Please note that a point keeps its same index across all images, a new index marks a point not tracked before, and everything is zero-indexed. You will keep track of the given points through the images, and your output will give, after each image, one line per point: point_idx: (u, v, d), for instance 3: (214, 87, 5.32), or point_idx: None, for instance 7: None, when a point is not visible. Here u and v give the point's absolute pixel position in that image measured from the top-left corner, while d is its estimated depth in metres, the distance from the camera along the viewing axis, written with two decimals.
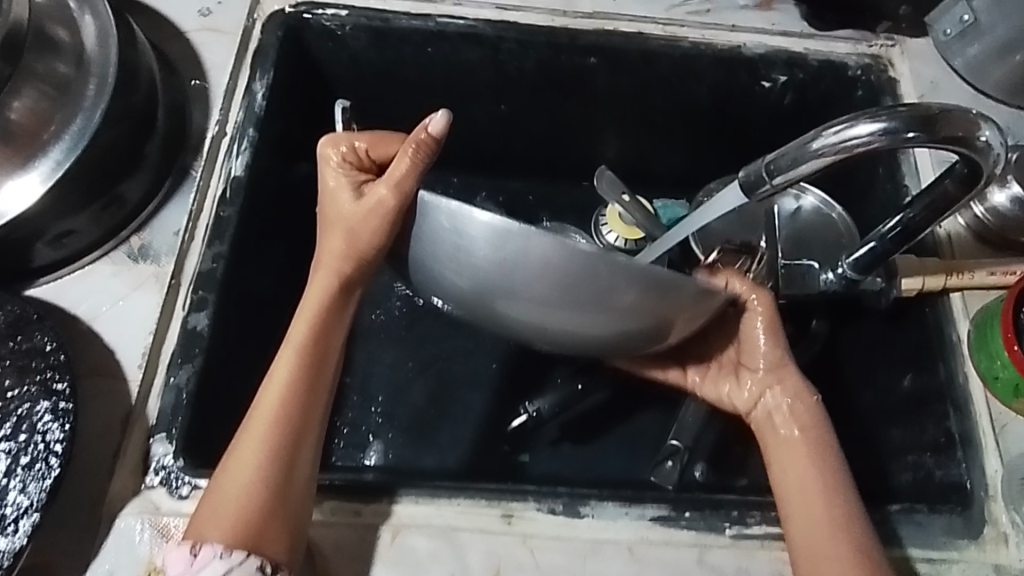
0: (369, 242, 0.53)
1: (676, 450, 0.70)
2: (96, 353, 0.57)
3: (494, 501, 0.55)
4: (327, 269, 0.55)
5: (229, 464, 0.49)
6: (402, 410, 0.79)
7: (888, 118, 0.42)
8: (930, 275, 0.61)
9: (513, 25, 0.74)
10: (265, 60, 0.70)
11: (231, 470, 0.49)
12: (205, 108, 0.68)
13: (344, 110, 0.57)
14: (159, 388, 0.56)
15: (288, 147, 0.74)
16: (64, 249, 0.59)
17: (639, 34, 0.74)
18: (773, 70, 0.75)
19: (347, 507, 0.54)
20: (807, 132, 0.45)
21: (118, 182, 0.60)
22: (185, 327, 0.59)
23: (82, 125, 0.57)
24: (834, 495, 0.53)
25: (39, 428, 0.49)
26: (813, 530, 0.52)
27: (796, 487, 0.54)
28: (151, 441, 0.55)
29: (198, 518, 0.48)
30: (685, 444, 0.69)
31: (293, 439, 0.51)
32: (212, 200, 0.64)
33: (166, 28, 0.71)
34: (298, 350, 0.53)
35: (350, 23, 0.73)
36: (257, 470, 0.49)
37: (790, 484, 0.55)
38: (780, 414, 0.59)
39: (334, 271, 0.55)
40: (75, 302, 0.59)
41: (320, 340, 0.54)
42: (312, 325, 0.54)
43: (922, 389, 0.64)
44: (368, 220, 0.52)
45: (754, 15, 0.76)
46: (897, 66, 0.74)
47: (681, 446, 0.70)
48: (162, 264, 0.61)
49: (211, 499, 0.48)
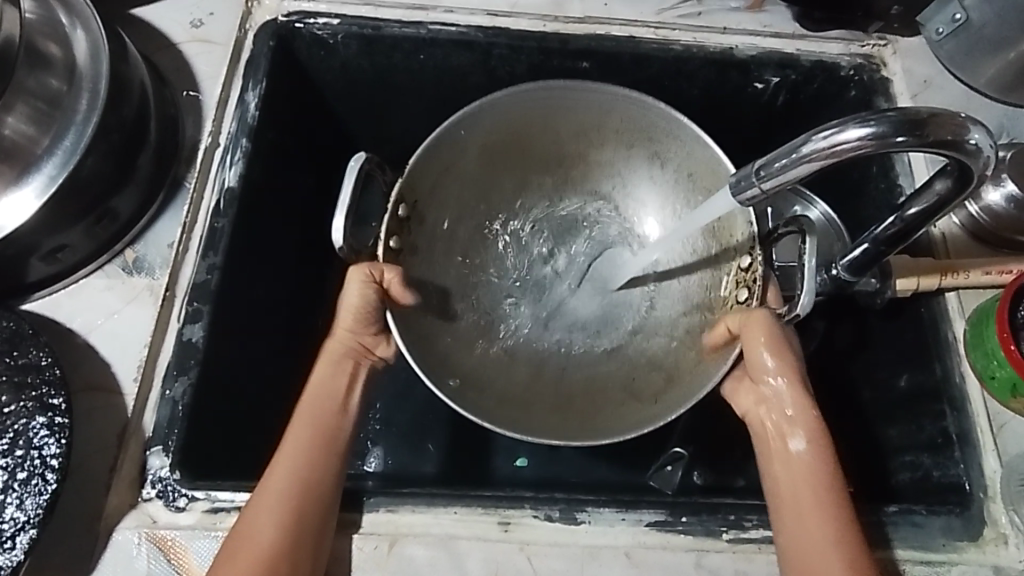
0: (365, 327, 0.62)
1: (680, 455, 0.77)
2: (92, 367, 0.57)
3: (491, 508, 0.55)
4: (337, 346, 0.61)
5: (252, 509, 0.50)
6: (400, 416, 0.80)
7: (877, 122, 0.42)
8: (924, 275, 0.61)
9: (505, 30, 0.74)
10: (257, 70, 0.70)
11: (253, 515, 0.50)
12: (198, 120, 0.68)
13: (359, 164, 0.61)
14: (154, 401, 0.57)
15: (285, 157, 0.74)
16: (58, 264, 0.60)
17: (631, 38, 0.74)
18: (765, 72, 0.75)
19: (344, 517, 0.54)
20: (799, 137, 0.45)
21: (112, 196, 0.60)
22: (180, 339, 0.59)
23: (75, 140, 0.57)
24: (830, 507, 0.52)
25: (34, 444, 0.49)
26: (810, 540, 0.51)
27: (798, 496, 0.53)
28: (148, 453, 0.55)
29: (224, 556, 0.49)
30: (688, 451, 0.77)
31: (314, 480, 0.52)
32: (206, 211, 0.64)
33: (158, 41, 0.71)
34: (319, 409, 0.57)
35: (341, 32, 0.73)
36: (278, 509, 0.50)
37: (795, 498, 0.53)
38: (795, 419, 0.57)
39: (343, 348, 0.61)
40: (70, 317, 0.59)
41: (330, 398, 0.58)
42: (323, 379, 0.59)
43: (918, 389, 0.64)
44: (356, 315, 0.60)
45: (745, 16, 0.76)
46: (889, 65, 0.74)
47: (684, 453, 0.77)
48: (156, 276, 0.61)
49: (235, 541, 0.49)
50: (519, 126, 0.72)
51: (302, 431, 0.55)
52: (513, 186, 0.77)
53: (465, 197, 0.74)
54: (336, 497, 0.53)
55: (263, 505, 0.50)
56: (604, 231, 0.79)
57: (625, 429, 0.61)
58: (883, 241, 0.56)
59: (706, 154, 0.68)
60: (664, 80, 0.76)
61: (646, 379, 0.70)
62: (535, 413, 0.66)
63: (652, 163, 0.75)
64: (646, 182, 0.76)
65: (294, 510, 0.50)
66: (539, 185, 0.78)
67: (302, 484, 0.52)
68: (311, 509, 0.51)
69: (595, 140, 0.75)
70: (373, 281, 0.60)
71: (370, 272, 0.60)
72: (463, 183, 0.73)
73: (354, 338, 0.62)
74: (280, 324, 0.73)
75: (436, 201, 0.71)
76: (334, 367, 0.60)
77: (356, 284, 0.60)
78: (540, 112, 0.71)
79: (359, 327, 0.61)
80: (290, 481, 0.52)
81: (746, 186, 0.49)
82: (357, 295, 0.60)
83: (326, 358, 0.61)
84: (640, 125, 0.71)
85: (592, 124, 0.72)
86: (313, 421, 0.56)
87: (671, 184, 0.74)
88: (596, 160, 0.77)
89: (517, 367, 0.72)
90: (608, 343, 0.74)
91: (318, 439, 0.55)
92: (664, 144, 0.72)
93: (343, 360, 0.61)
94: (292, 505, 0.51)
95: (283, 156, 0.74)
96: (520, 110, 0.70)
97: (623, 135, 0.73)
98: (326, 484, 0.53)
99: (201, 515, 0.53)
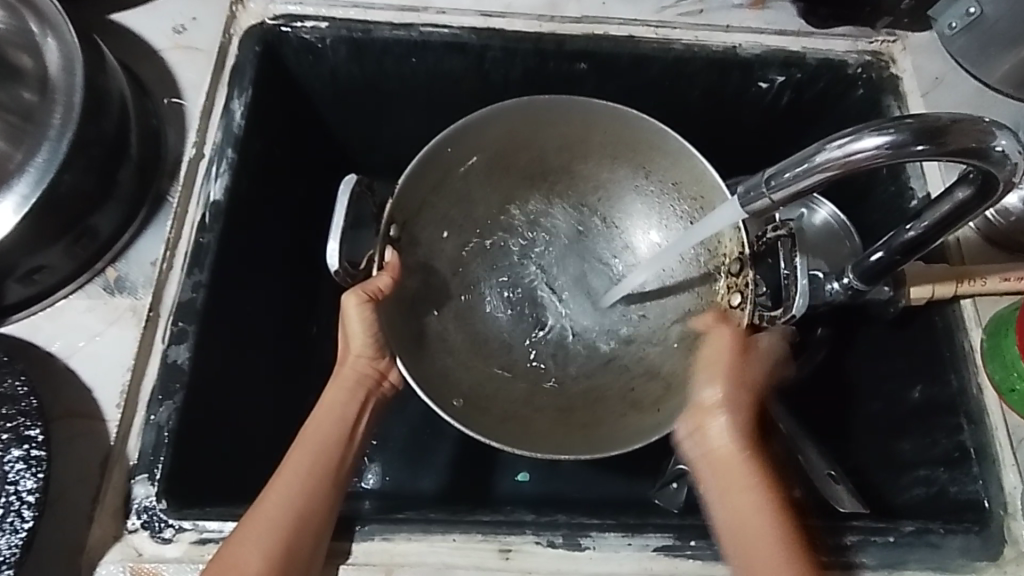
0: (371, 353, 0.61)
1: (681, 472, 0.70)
2: (72, 393, 0.55)
3: (489, 534, 0.53)
4: (347, 374, 0.61)
5: (242, 535, 0.48)
6: (394, 432, 0.78)
7: (894, 130, 0.40)
8: (940, 282, 0.59)
9: (499, 32, 0.71)
10: (242, 77, 0.68)
11: (244, 541, 0.48)
12: (182, 130, 0.66)
13: (349, 185, 0.59)
14: (139, 426, 0.54)
15: (273, 167, 0.72)
16: (36, 285, 0.57)
17: (630, 38, 0.71)
18: (769, 71, 0.73)
19: (335, 547, 0.52)
20: (811, 145, 0.43)
21: (91, 214, 0.57)
22: (165, 361, 0.56)
23: (49, 155, 0.54)
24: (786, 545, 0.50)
25: (10, 479, 0.47)
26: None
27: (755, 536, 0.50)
28: (132, 483, 0.53)
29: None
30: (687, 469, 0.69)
31: (309, 508, 0.50)
32: (190, 226, 0.62)
33: (139, 49, 0.68)
34: (326, 437, 0.56)
35: (330, 36, 0.70)
36: (269, 537, 0.48)
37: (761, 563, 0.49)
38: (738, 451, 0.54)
39: (353, 375, 0.61)
40: (50, 339, 0.57)
41: (336, 424, 0.57)
42: (331, 410, 0.58)
43: (931, 401, 0.61)
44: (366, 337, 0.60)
45: (748, 14, 0.73)
46: (899, 63, 0.71)
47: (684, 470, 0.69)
48: (139, 296, 0.59)
49: (223, 566, 0.47)
50: (505, 140, 0.70)
51: (304, 457, 0.53)
52: (499, 201, 0.75)
53: (452, 213, 0.72)
54: (329, 527, 0.51)
55: (256, 533, 0.48)
56: (594, 241, 0.76)
57: (619, 445, 0.60)
58: (899, 249, 0.53)
59: (692, 165, 0.67)
60: (664, 81, 0.74)
61: (643, 388, 0.68)
62: (538, 427, 0.65)
63: (639, 174, 0.72)
64: (633, 192, 0.74)
65: (285, 541, 0.48)
66: (526, 198, 0.76)
67: (299, 514, 0.50)
68: (303, 541, 0.49)
69: (581, 152, 0.72)
70: (368, 300, 0.60)
71: (365, 293, 0.60)
72: (451, 199, 0.72)
73: (366, 363, 0.61)
74: (270, 340, 0.71)
75: (423, 221, 0.70)
76: (346, 396, 0.59)
77: (353, 310, 0.59)
78: (526, 128, 0.69)
79: (372, 353, 0.61)
80: (285, 509, 0.50)
81: (755, 197, 0.47)
82: (358, 320, 0.60)
83: (338, 383, 0.60)
84: (626, 137, 0.69)
85: (578, 136, 0.70)
86: (317, 447, 0.55)
87: (659, 195, 0.72)
88: (582, 170, 0.74)
89: (517, 379, 0.71)
90: (603, 351, 0.72)
91: (319, 466, 0.53)
92: (650, 156, 0.70)
93: (352, 387, 0.60)
94: (285, 535, 0.48)
95: (270, 167, 0.72)
96: (506, 126, 0.68)
97: (609, 147, 0.71)
98: (322, 515, 0.51)
99: (188, 547, 0.51)
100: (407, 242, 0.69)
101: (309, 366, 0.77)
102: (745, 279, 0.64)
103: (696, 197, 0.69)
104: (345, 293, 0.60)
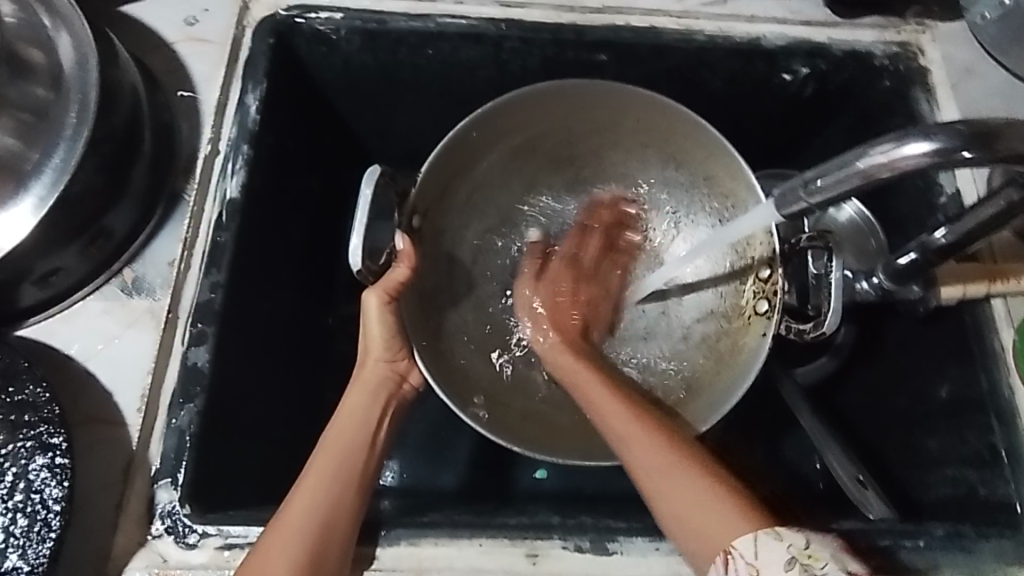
0: (390, 354, 0.61)
1: None
2: (91, 398, 0.54)
3: (517, 539, 0.53)
4: (367, 378, 0.60)
5: (268, 544, 0.47)
6: (412, 429, 0.77)
7: (941, 136, 0.38)
8: (972, 281, 0.57)
9: (518, 22, 0.69)
10: (256, 70, 0.66)
11: (270, 551, 0.47)
12: (195, 125, 0.64)
13: (375, 176, 0.57)
14: (161, 430, 0.54)
15: (287, 161, 0.70)
16: (51, 288, 0.56)
17: (652, 29, 0.70)
18: (794, 62, 0.71)
19: (360, 552, 0.52)
20: (855, 149, 0.42)
21: (106, 214, 0.56)
22: (185, 363, 0.55)
23: (64, 156, 0.53)
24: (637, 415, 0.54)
25: (35, 487, 0.47)
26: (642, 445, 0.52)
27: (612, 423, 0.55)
28: (155, 487, 0.52)
29: None
30: None
31: (332, 517, 0.49)
32: (207, 225, 0.60)
33: (149, 41, 0.66)
34: (348, 444, 0.55)
35: (344, 26, 0.68)
36: (297, 547, 0.47)
37: (639, 454, 0.51)
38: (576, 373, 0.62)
39: (373, 379, 0.60)
40: (68, 343, 0.56)
41: (356, 429, 0.56)
42: (350, 415, 0.57)
43: (961, 401, 0.60)
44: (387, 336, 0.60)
45: (773, 3, 0.71)
46: (927, 53, 0.69)
47: None
48: (157, 298, 0.58)
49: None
50: (533, 125, 0.69)
51: (327, 465, 0.52)
52: (521, 186, 0.73)
53: (473, 201, 0.71)
54: (354, 533, 0.50)
55: (283, 541, 0.47)
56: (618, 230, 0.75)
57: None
58: (935, 250, 0.53)
59: (727, 158, 0.66)
60: (686, 72, 0.72)
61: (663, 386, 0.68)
62: (559, 429, 0.65)
63: (670, 166, 0.71)
64: (661, 183, 0.72)
65: (313, 551, 0.47)
66: (549, 185, 0.74)
67: (324, 523, 0.49)
68: (331, 549, 0.48)
69: (609, 139, 0.71)
70: (389, 300, 0.59)
71: (386, 293, 0.59)
72: (473, 184, 0.70)
73: (385, 366, 0.61)
74: (287, 338, 0.70)
75: (447, 209, 0.69)
76: (370, 399, 0.59)
77: (374, 310, 0.59)
78: (555, 113, 0.68)
79: (390, 355, 0.61)
80: (311, 517, 0.49)
81: (794, 199, 0.46)
82: (378, 321, 0.60)
83: (360, 387, 0.60)
84: (658, 126, 0.67)
85: (607, 122, 0.69)
86: (341, 452, 0.54)
87: (689, 189, 0.71)
88: (609, 159, 0.72)
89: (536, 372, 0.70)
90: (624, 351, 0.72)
91: (344, 472, 0.52)
92: (682, 146, 0.68)
93: (371, 392, 0.60)
94: (312, 543, 0.48)
95: (285, 161, 0.70)
96: (535, 110, 0.67)
97: (639, 135, 0.69)
98: (348, 520, 0.50)
99: (213, 553, 0.50)
100: (429, 232, 0.68)
101: (326, 363, 0.76)
102: (774, 285, 0.64)
103: (727, 192, 0.68)
104: (366, 292, 0.59)
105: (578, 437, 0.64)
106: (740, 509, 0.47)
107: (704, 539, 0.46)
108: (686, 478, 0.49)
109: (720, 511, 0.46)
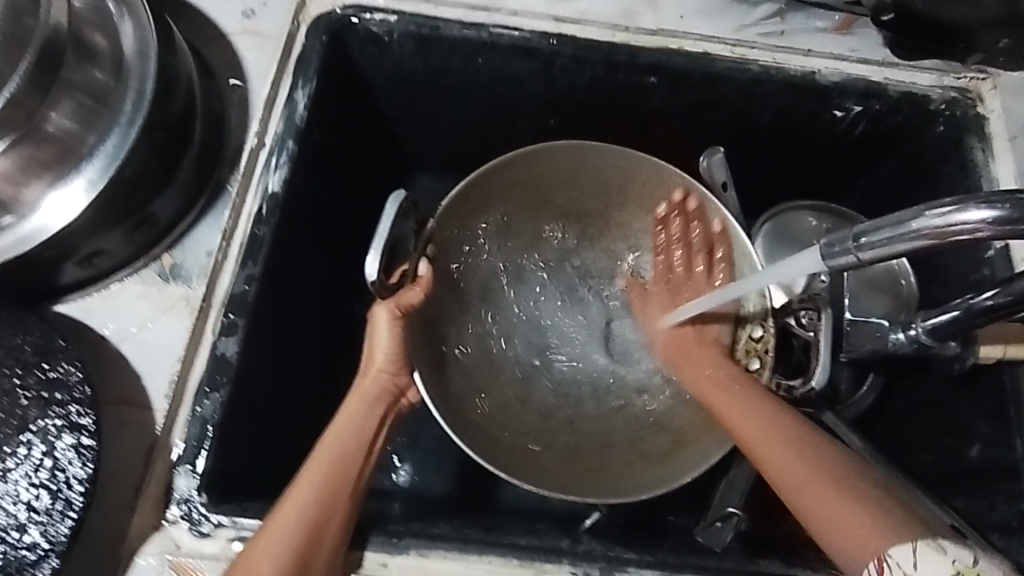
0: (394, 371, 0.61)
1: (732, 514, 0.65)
2: (123, 378, 0.55)
3: (526, 561, 0.53)
4: (371, 382, 0.60)
5: (261, 539, 0.48)
6: (429, 432, 0.77)
7: (1003, 206, 0.38)
8: (1015, 343, 0.55)
9: (571, 38, 0.69)
10: (307, 67, 0.66)
11: (260, 547, 0.47)
12: (244, 117, 0.65)
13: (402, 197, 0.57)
14: (185, 418, 0.54)
15: (328, 158, 0.71)
16: (93, 268, 0.57)
17: (705, 55, 0.69)
18: (847, 100, 0.70)
19: (349, 556, 0.51)
20: (909, 210, 0.42)
21: (152, 201, 0.57)
22: (213, 353, 0.56)
23: (118, 141, 0.54)
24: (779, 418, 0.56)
25: (61, 465, 0.48)
26: (793, 468, 0.51)
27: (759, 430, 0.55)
28: (174, 473, 0.53)
29: None
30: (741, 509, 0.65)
31: (319, 517, 0.50)
32: (247, 217, 0.61)
33: (207, 31, 0.67)
34: (341, 450, 0.55)
35: (398, 30, 0.68)
36: (285, 544, 0.48)
37: (759, 443, 0.54)
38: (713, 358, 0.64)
39: (376, 386, 0.60)
40: (105, 324, 0.57)
41: (353, 434, 0.57)
42: (348, 421, 0.57)
43: (992, 462, 0.59)
44: (394, 349, 0.61)
45: (832, 40, 0.70)
46: (987, 102, 0.68)
47: (736, 511, 0.65)
48: (193, 286, 0.59)
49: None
50: (549, 176, 0.70)
51: (318, 466, 0.53)
52: (530, 235, 0.74)
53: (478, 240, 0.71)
54: (341, 539, 0.50)
55: (271, 537, 0.48)
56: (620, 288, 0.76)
57: (621, 492, 0.60)
58: (980, 313, 0.51)
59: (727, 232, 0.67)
60: (735, 101, 0.71)
61: (652, 437, 0.67)
62: (542, 461, 0.64)
63: None
64: None
65: (299, 550, 0.48)
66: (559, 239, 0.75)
67: (313, 523, 0.49)
68: (318, 553, 0.49)
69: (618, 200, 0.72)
70: (397, 317, 0.61)
71: (396, 309, 0.61)
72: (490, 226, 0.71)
73: (388, 379, 0.61)
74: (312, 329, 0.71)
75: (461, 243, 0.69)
76: (367, 409, 0.59)
77: (383, 323, 0.60)
78: (570, 170, 0.69)
79: (393, 368, 0.61)
80: (300, 521, 0.49)
81: (841, 252, 0.46)
82: (386, 333, 0.60)
83: (358, 396, 0.60)
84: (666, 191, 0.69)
85: (619, 183, 0.70)
86: (332, 459, 0.54)
87: None
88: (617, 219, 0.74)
89: (526, 411, 0.69)
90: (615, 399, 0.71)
91: (336, 478, 0.53)
92: None
93: (371, 399, 0.60)
94: (299, 545, 0.48)
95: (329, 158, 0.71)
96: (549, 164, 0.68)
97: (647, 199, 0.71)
98: (334, 527, 0.50)
99: (226, 544, 0.51)
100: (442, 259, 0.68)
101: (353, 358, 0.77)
102: (766, 344, 0.66)
103: None
104: (377, 306, 0.61)
105: (561, 475, 0.63)
106: (842, 489, 0.47)
107: (856, 549, 0.44)
108: (814, 468, 0.50)
109: (816, 484, 0.48)
